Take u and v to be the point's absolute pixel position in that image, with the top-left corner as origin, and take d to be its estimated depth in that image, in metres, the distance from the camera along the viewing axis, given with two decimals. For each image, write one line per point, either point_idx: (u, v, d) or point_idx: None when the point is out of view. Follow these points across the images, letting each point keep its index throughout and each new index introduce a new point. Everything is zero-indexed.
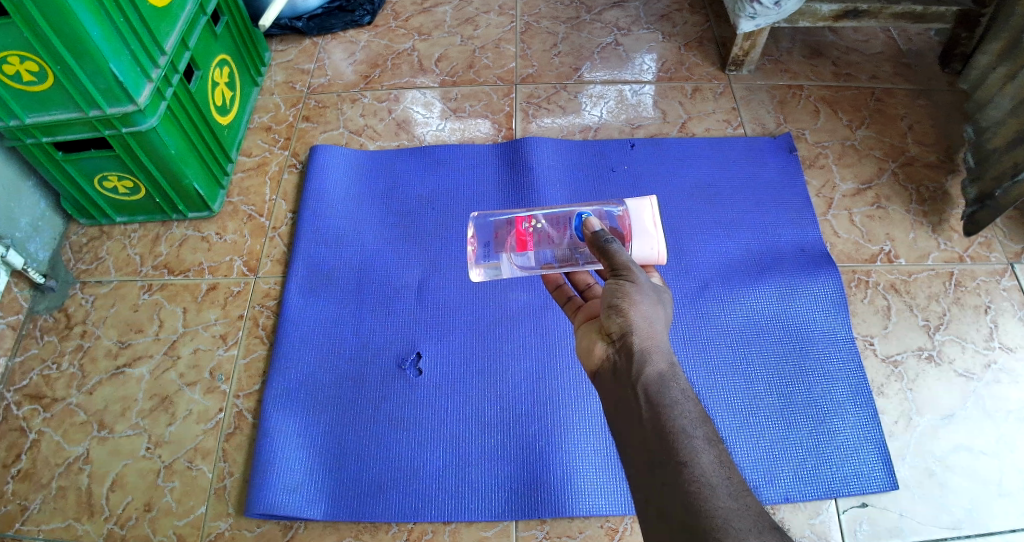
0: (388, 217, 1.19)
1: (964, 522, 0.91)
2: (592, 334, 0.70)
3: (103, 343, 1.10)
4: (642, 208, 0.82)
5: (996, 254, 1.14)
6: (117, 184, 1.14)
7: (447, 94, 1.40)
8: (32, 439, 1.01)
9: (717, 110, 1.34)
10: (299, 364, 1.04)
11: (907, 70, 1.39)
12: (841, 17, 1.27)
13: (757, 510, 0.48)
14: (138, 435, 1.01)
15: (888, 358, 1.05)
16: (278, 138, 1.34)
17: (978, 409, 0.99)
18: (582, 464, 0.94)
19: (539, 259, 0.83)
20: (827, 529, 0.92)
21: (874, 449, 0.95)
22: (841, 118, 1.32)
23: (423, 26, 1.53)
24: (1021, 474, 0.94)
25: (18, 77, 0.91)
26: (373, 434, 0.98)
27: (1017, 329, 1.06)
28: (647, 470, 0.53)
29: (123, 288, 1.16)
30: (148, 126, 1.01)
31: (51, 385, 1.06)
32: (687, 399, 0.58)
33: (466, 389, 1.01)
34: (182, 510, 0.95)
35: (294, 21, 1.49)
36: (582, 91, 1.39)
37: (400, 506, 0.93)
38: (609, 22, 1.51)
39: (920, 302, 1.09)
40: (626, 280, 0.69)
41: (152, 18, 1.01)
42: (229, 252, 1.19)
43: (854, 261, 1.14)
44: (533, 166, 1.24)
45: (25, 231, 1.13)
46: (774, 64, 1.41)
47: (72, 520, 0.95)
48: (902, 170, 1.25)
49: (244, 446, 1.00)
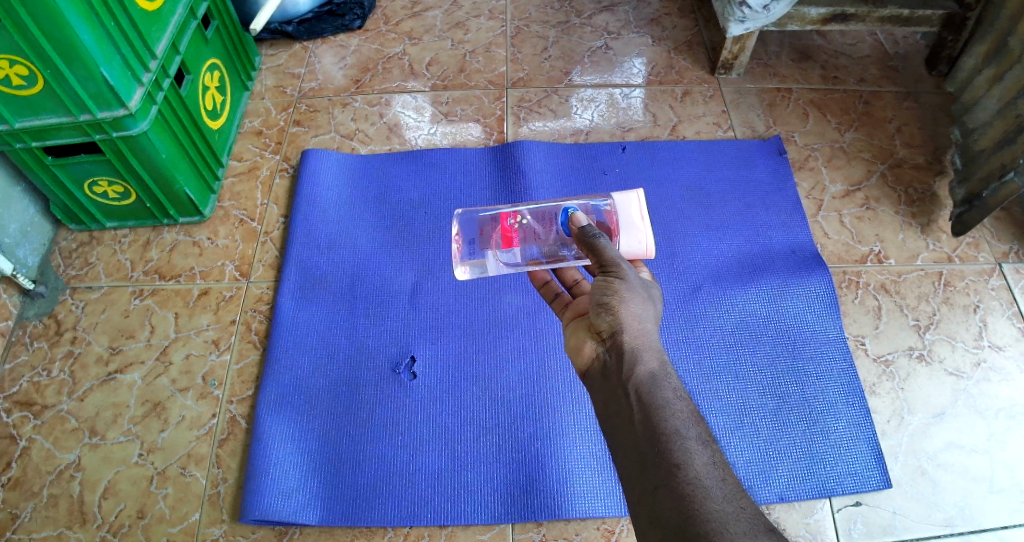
0: (382, 221, 1.19)
1: (957, 519, 0.92)
2: (580, 332, 0.70)
3: (95, 349, 1.09)
4: (629, 201, 0.81)
5: (984, 255, 1.16)
6: (107, 189, 1.13)
7: (438, 98, 1.40)
8: (22, 447, 1.00)
9: (707, 113, 1.35)
10: (293, 369, 1.04)
11: (893, 72, 1.41)
12: (829, 20, 1.28)
13: (753, 512, 0.49)
14: (131, 442, 1.00)
15: (880, 358, 1.05)
16: (269, 142, 1.34)
17: (968, 407, 1.01)
18: (579, 465, 0.94)
19: (525, 255, 0.82)
20: (822, 527, 0.92)
21: (868, 448, 0.96)
22: (830, 120, 1.34)
23: (414, 30, 1.54)
24: (1012, 470, 0.95)
25: (7, 81, 0.90)
26: (368, 438, 0.98)
27: (1005, 328, 1.08)
28: (640, 472, 0.53)
29: (114, 294, 1.15)
30: (140, 131, 1.01)
31: (41, 391, 1.05)
32: (678, 399, 0.58)
33: (461, 393, 1.01)
34: (176, 517, 0.95)
35: (284, 26, 1.49)
36: (574, 94, 1.39)
37: (395, 511, 0.92)
38: (599, 26, 1.52)
39: (910, 303, 1.11)
40: (615, 277, 0.69)
41: (143, 22, 1.00)
42: (221, 256, 1.18)
43: (845, 262, 1.15)
44: (525, 170, 1.25)
45: (13, 237, 1.12)
46: (763, 68, 1.43)
47: (64, 528, 0.94)
48: (890, 172, 1.26)
49: (238, 453, 0.99)
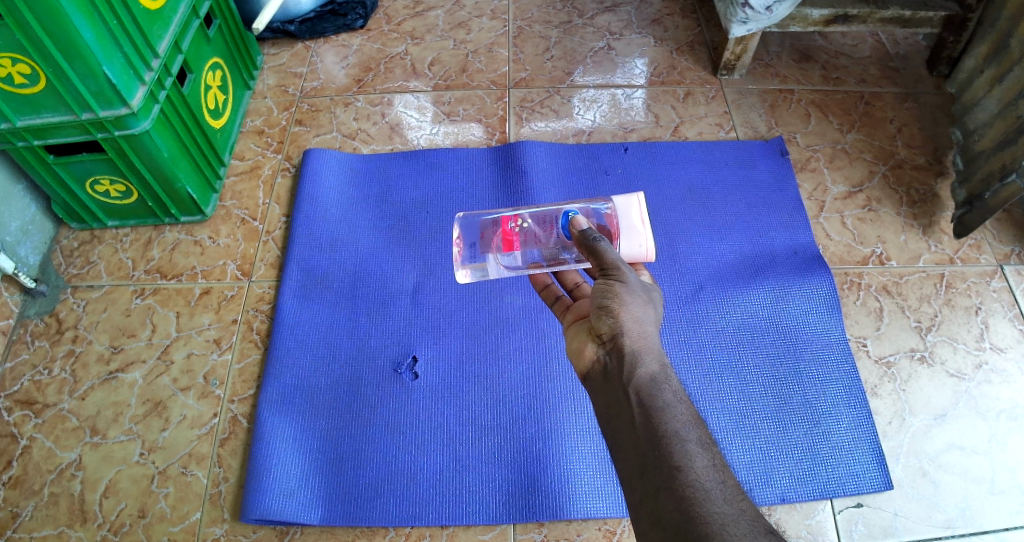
0: (383, 221, 1.19)
1: (958, 520, 0.92)
2: (581, 335, 0.69)
3: (96, 348, 1.09)
4: (630, 205, 0.82)
5: (986, 256, 1.16)
6: (109, 188, 1.13)
7: (440, 97, 1.40)
8: (23, 446, 1.00)
9: (709, 114, 1.35)
10: (295, 368, 1.04)
11: (894, 74, 1.41)
12: (831, 22, 1.28)
13: (753, 514, 0.49)
14: (132, 441, 1.00)
15: (881, 359, 1.05)
16: (271, 141, 1.34)
17: (969, 408, 1.00)
18: (581, 465, 0.94)
19: (526, 259, 0.83)
20: (823, 528, 0.92)
21: (870, 450, 0.96)
22: (831, 121, 1.34)
23: (415, 29, 1.54)
24: (1013, 471, 0.95)
25: (9, 80, 0.90)
26: (369, 438, 0.98)
27: (1007, 330, 1.08)
28: (641, 474, 0.53)
29: (115, 293, 1.15)
30: (141, 130, 1.01)
31: (42, 390, 1.05)
32: (679, 401, 0.58)
33: (462, 393, 1.01)
34: (177, 516, 0.94)
35: (286, 25, 1.49)
36: (576, 95, 1.39)
37: (396, 510, 0.92)
38: (601, 26, 1.52)
39: (912, 304, 1.11)
40: (616, 280, 0.69)
41: (145, 21, 1.00)
42: (222, 256, 1.18)
43: (847, 263, 1.15)
44: (527, 170, 1.25)
45: (14, 236, 1.12)
46: (765, 69, 1.43)
47: (64, 527, 0.94)
48: (892, 173, 1.26)
49: (239, 452, 0.99)
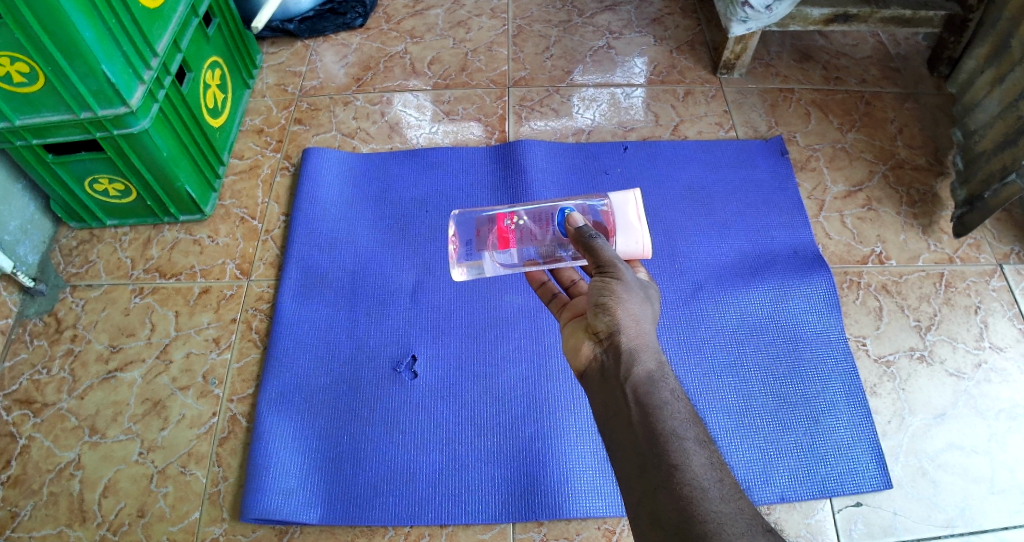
0: (383, 220, 1.19)
1: (957, 519, 0.92)
2: (577, 333, 0.69)
3: (95, 347, 1.09)
4: (626, 202, 0.81)
5: (985, 256, 1.16)
6: (108, 187, 1.13)
7: (439, 97, 1.40)
8: (21, 445, 1.00)
9: (709, 113, 1.35)
10: (293, 367, 1.04)
11: (894, 73, 1.41)
12: (831, 21, 1.28)
13: (751, 513, 0.49)
14: (131, 441, 1.00)
15: (881, 358, 1.05)
16: (270, 140, 1.33)
17: (968, 407, 1.00)
18: (580, 464, 0.94)
19: (522, 256, 0.82)
20: (822, 528, 0.92)
21: (869, 449, 0.96)
22: (831, 121, 1.34)
23: (415, 29, 1.53)
24: (1012, 471, 0.95)
25: (8, 79, 0.90)
26: (369, 437, 0.97)
27: (1006, 329, 1.08)
28: (640, 473, 0.53)
29: (114, 292, 1.14)
30: (141, 129, 1.00)
31: (41, 389, 1.05)
32: (677, 400, 0.58)
33: (462, 392, 1.01)
34: (176, 515, 0.94)
35: (286, 24, 1.48)
36: (575, 94, 1.39)
37: (396, 510, 0.92)
38: (601, 25, 1.52)
39: (911, 304, 1.11)
40: (612, 278, 0.69)
41: (145, 20, 1.00)
42: (221, 255, 1.18)
43: (846, 263, 1.15)
44: (526, 169, 1.24)
45: (13, 235, 1.12)
46: (765, 68, 1.42)
47: (63, 527, 0.94)
48: (891, 173, 1.26)
49: (238, 451, 0.99)
